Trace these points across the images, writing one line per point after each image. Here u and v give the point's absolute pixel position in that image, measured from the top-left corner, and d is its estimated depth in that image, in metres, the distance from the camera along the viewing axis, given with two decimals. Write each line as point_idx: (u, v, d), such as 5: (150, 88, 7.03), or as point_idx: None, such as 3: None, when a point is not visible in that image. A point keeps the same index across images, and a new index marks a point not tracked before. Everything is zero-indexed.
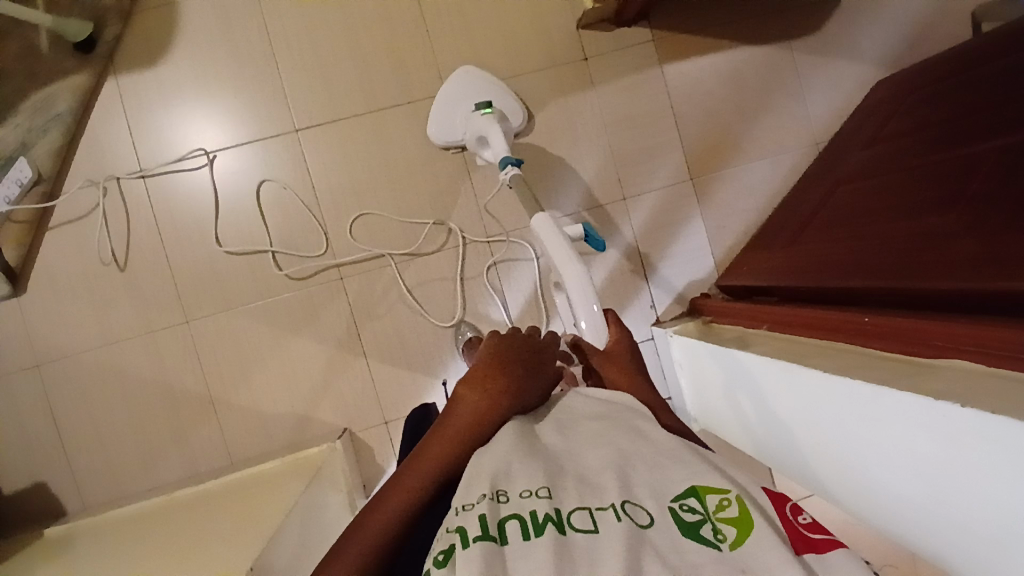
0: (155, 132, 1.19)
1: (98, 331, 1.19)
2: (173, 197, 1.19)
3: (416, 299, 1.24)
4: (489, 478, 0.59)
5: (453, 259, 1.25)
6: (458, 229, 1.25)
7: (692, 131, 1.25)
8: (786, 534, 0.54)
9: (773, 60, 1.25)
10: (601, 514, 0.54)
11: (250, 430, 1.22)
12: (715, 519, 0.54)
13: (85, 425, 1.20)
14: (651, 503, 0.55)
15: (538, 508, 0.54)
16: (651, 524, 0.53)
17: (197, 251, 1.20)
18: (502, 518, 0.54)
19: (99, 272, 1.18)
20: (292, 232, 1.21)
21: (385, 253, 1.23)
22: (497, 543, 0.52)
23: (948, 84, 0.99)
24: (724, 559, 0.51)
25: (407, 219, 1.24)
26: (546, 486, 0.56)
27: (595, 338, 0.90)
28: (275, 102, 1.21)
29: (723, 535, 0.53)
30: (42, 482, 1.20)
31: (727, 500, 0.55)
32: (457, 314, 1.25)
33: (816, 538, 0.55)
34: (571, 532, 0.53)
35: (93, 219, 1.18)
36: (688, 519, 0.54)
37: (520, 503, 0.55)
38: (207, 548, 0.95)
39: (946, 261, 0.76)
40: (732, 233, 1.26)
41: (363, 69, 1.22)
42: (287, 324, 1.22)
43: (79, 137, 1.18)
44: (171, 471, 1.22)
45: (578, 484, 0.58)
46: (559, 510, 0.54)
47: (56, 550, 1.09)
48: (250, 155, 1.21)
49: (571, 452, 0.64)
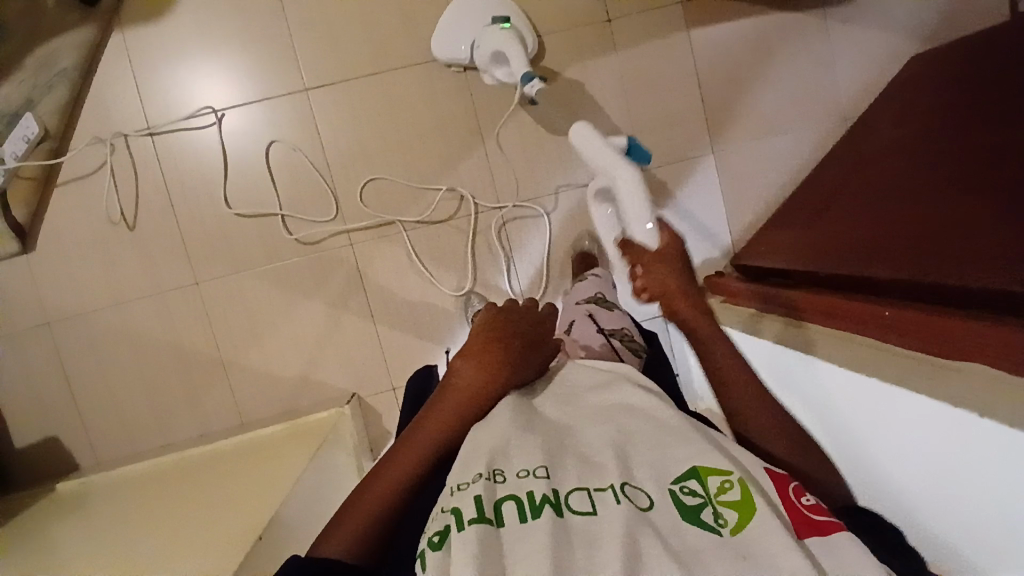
0: (163, 88, 1.16)
1: (107, 292, 1.18)
2: (181, 156, 1.17)
3: (426, 268, 1.23)
4: (487, 457, 0.59)
5: (464, 228, 1.23)
6: (471, 198, 1.22)
7: (716, 102, 1.21)
8: (789, 519, 0.55)
9: (804, 27, 1.19)
10: (601, 495, 0.54)
11: (259, 393, 1.23)
12: (715, 503, 0.54)
13: (96, 383, 1.21)
14: (652, 487, 0.55)
15: (537, 489, 0.54)
16: (651, 507, 0.54)
17: (206, 213, 1.18)
18: (500, 499, 0.54)
19: (107, 232, 1.17)
20: (302, 196, 1.20)
21: (396, 220, 1.21)
22: (493, 526, 0.52)
23: (985, 62, 0.94)
24: (725, 543, 0.51)
25: (418, 186, 1.21)
26: (545, 466, 0.57)
27: (645, 241, 0.86)
28: (286, 59, 1.17)
29: (724, 519, 0.53)
30: (54, 439, 1.22)
31: (729, 482, 0.55)
32: (466, 283, 1.24)
33: (818, 520, 0.56)
34: (570, 514, 0.53)
35: (100, 177, 1.16)
36: (687, 503, 0.54)
37: (519, 484, 0.56)
38: (221, 514, 0.96)
39: (972, 254, 0.73)
40: (750, 210, 1.24)
41: (376, 28, 1.18)
42: (296, 289, 1.21)
43: (85, 92, 1.15)
44: (182, 430, 1.23)
45: (578, 463, 0.58)
46: (558, 492, 0.54)
47: (72, 507, 1.11)
48: (260, 114, 1.18)
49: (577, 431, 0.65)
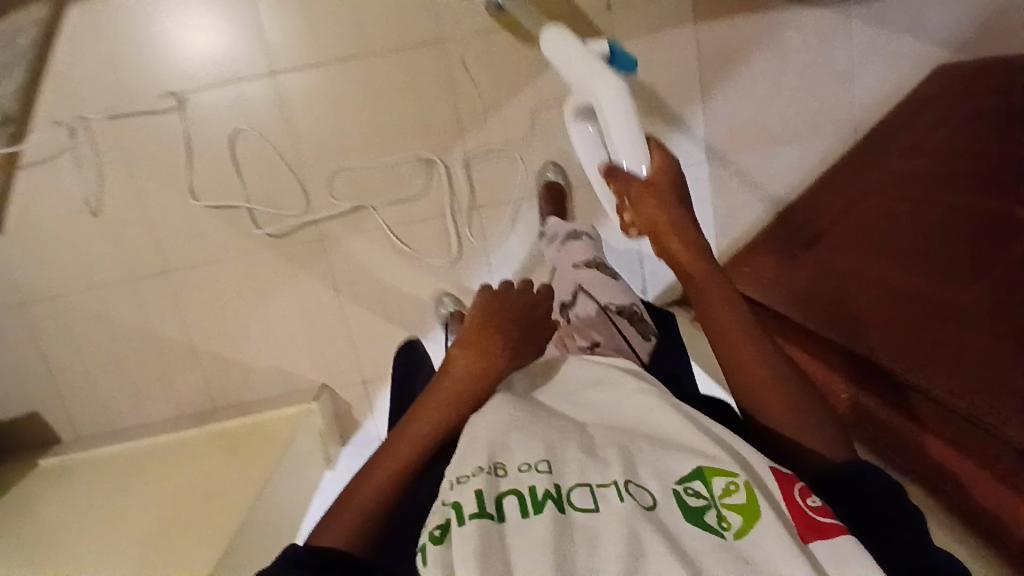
0: (121, 67, 1.08)
1: (77, 277, 1.17)
2: (144, 141, 1.11)
3: (405, 244, 1.18)
4: (488, 450, 0.56)
5: (441, 199, 1.17)
6: (445, 160, 1.15)
7: (719, 108, 1.11)
8: (792, 522, 0.50)
9: (826, 27, 1.07)
10: (603, 491, 0.51)
11: (233, 380, 1.24)
12: (719, 505, 0.51)
13: (74, 362, 1.22)
14: (655, 485, 0.52)
15: (539, 484, 0.51)
16: (654, 506, 0.50)
17: (173, 203, 1.13)
18: (502, 493, 0.51)
19: (73, 217, 1.14)
20: (271, 188, 1.14)
21: (367, 203, 1.16)
22: (494, 521, 0.49)
23: (1001, 112, 0.85)
24: (727, 548, 0.48)
25: (387, 166, 1.15)
26: (546, 460, 0.53)
27: (635, 166, 0.75)
28: (253, 38, 1.08)
29: (727, 522, 0.50)
30: (36, 413, 1.25)
31: (735, 484, 0.51)
32: (450, 257, 1.19)
33: (824, 522, 0.51)
34: (571, 511, 0.50)
35: (62, 161, 1.11)
36: (690, 504, 0.51)
37: (520, 478, 0.52)
38: (198, 524, 1.01)
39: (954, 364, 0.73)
40: (741, 225, 1.16)
41: (350, 7, 1.08)
42: (266, 282, 1.19)
43: (41, 69, 1.08)
44: (158, 410, 1.25)
45: (582, 455, 0.55)
46: (560, 487, 0.51)
47: (52, 486, 1.15)
48: (225, 99, 1.10)
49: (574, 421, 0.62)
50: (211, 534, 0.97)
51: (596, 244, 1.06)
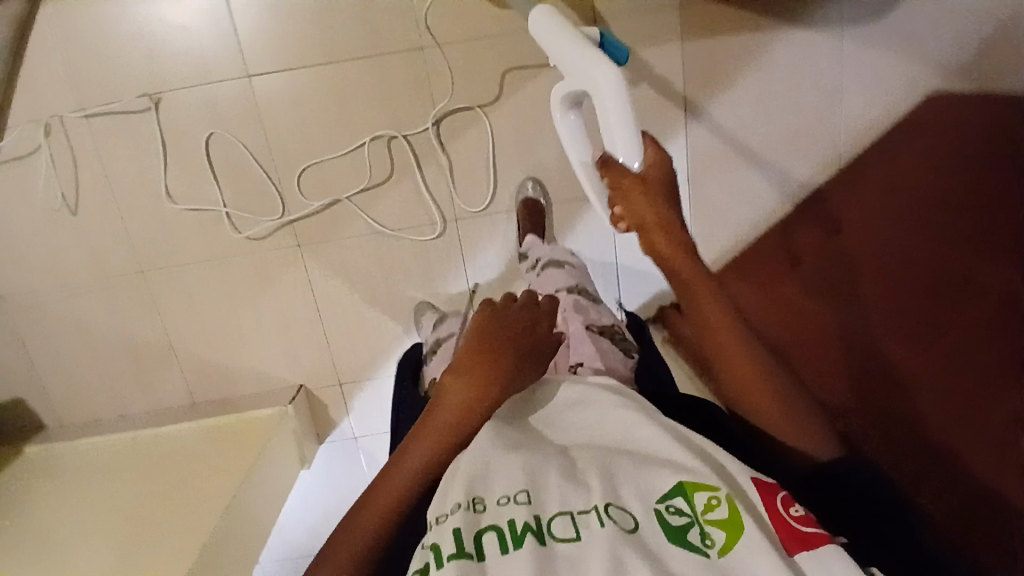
0: (94, 68, 1.06)
1: (58, 273, 1.18)
2: (119, 143, 1.10)
3: (383, 225, 1.16)
4: (465, 483, 0.54)
5: (412, 180, 1.14)
6: (404, 136, 1.11)
7: (701, 126, 1.08)
8: (774, 534, 0.50)
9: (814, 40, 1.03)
10: (584, 519, 0.50)
11: (212, 377, 1.26)
12: (703, 522, 0.50)
13: (55, 356, 1.24)
14: (637, 505, 0.51)
15: (516, 517, 0.51)
16: (638, 528, 0.49)
17: (149, 204, 1.13)
18: (481, 529, 0.50)
19: (52, 216, 1.14)
20: (246, 192, 1.13)
21: (340, 196, 1.14)
22: (474, 561, 0.48)
23: None
24: (713, 566, 0.47)
25: (352, 151, 1.12)
26: (525, 491, 0.53)
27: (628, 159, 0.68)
28: (225, 41, 1.05)
29: (712, 539, 0.49)
30: (20, 403, 1.28)
31: (716, 499, 0.51)
32: (439, 228, 1.17)
33: (806, 533, 0.51)
34: (551, 542, 0.49)
35: (39, 160, 1.11)
36: (673, 523, 0.50)
37: (498, 512, 0.52)
38: (179, 520, 1.03)
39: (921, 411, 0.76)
40: (719, 244, 1.13)
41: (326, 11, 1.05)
42: (243, 284, 1.19)
43: (17, 69, 1.07)
44: (140, 403, 1.28)
45: (561, 479, 0.54)
46: (539, 519, 0.51)
47: (35, 476, 1.19)
48: (198, 102, 1.08)
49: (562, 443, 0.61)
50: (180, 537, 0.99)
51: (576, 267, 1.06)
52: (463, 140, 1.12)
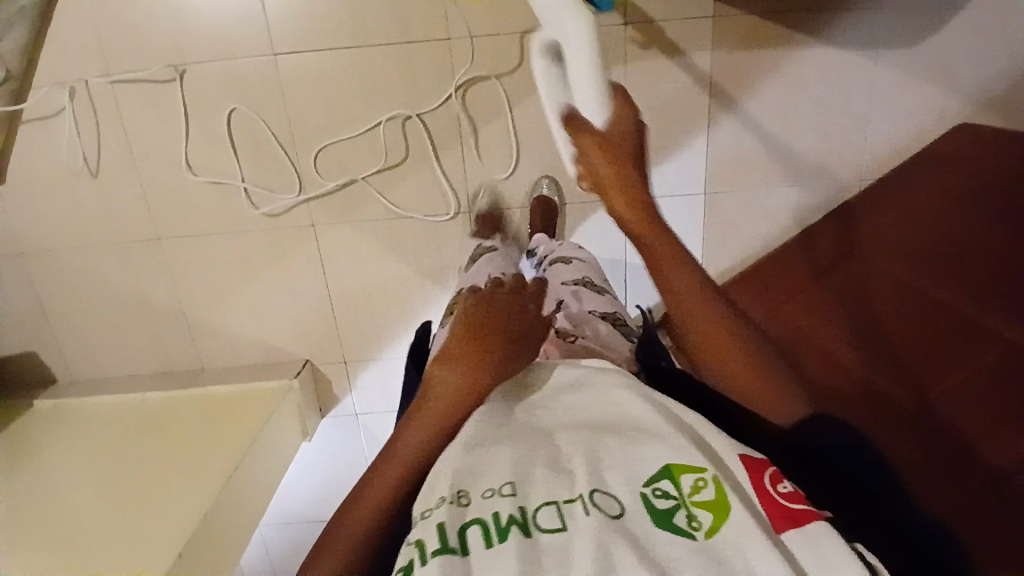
0: (122, 35, 1.06)
1: (76, 234, 1.20)
2: (142, 111, 1.10)
3: (398, 204, 1.15)
4: (452, 476, 0.51)
5: (428, 161, 1.13)
6: (420, 115, 1.10)
7: (723, 138, 1.07)
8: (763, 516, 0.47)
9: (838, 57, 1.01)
10: (569, 510, 0.48)
11: (221, 345, 1.28)
12: (689, 505, 0.47)
13: (69, 313, 1.26)
14: (623, 490, 0.49)
15: (501, 509, 0.48)
16: (623, 515, 0.47)
17: (168, 173, 1.14)
18: (465, 522, 0.47)
19: (73, 177, 1.15)
20: (264, 168, 1.12)
21: (357, 176, 1.13)
22: (458, 557, 0.45)
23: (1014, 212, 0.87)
24: (699, 550, 0.45)
25: (368, 132, 1.11)
26: (510, 482, 0.50)
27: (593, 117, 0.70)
28: (253, 16, 1.04)
29: (698, 522, 0.47)
30: (33, 356, 1.30)
31: (704, 481, 0.48)
32: (453, 210, 1.16)
33: (795, 511, 0.48)
34: (537, 534, 0.46)
35: (62, 121, 1.12)
36: (659, 506, 0.48)
37: (481, 505, 0.48)
38: (181, 485, 1.06)
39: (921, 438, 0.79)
40: (729, 256, 1.14)
41: None
42: (256, 258, 1.20)
43: (46, 28, 1.07)
44: (150, 363, 1.31)
45: (546, 467, 0.51)
46: (524, 510, 0.48)
47: (45, 428, 1.22)
48: (221, 75, 1.07)
49: (551, 417, 0.58)
50: (181, 505, 1.01)
51: (584, 260, 1.02)
52: (494, 131, 1.11)
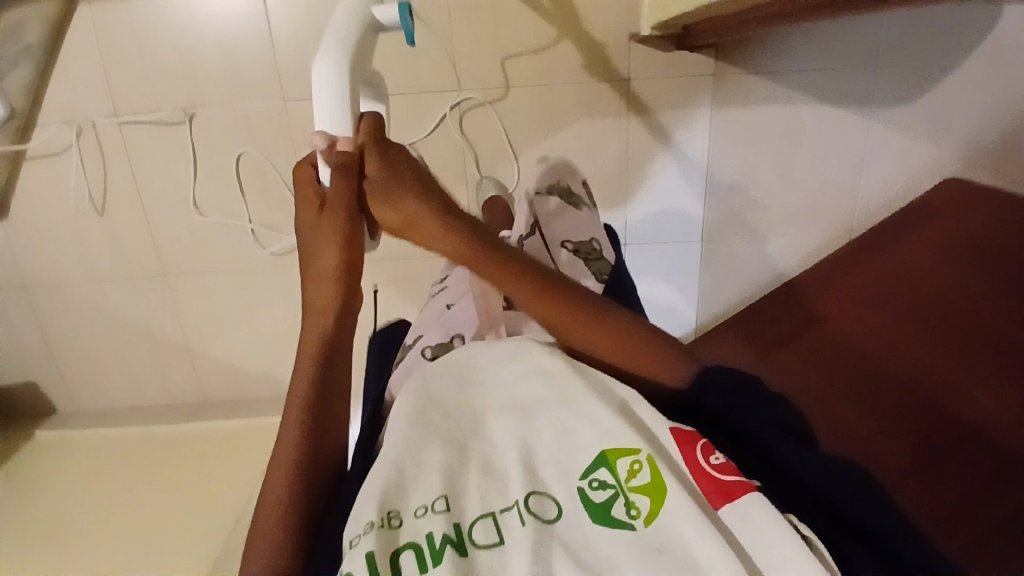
0: (131, 77, 1.07)
1: (80, 268, 1.20)
2: (150, 150, 1.12)
3: None
4: (376, 492, 0.45)
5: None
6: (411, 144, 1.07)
7: (717, 180, 1.11)
8: (695, 491, 0.46)
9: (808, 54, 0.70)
10: (506, 519, 0.45)
11: (223, 377, 1.29)
12: (627, 491, 0.45)
13: (71, 344, 1.27)
14: (557, 487, 0.46)
15: (435, 530, 0.43)
16: (560, 517, 0.45)
17: (174, 211, 1.15)
18: (398, 548, 0.43)
19: (78, 213, 1.16)
20: (271, 208, 1.14)
21: None
22: None
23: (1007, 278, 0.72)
24: (637, 541, 0.43)
25: None
26: (443, 497, 0.45)
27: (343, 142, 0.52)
28: (264, 63, 1.06)
29: (636, 509, 0.44)
30: (34, 386, 1.31)
31: (640, 463, 0.46)
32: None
33: (728, 481, 0.46)
34: (473, 553, 0.43)
35: (68, 158, 1.12)
36: (596, 499, 0.45)
37: (414, 527, 0.44)
38: (191, 523, 1.07)
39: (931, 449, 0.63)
40: (727, 285, 1.18)
41: None
42: (261, 296, 1.21)
43: (51, 65, 1.07)
44: (151, 392, 1.32)
45: (478, 472, 0.47)
46: (459, 528, 0.44)
47: (48, 462, 1.22)
48: (232, 118, 1.09)
49: (480, 395, 0.53)
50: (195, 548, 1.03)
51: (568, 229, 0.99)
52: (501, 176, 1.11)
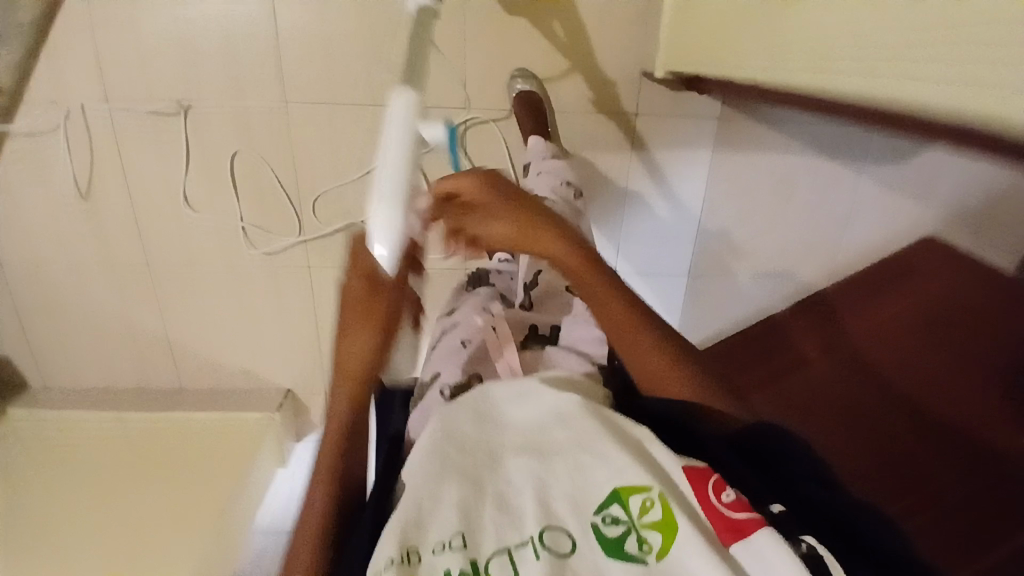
0: (125, 66, 1.03)
1: (61, 251, 1.18)
2: (141, 141, 1.09)
3: None
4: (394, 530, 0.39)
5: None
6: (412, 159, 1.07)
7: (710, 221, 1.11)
8: (709, 529, 0.38)
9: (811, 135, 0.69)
10: (520, 556, 0.38)
11: (203, 367, 1.30)
12: (639, 528, 0.38)
13: (48, 324, 1.25)
14: (576, 523, 0.39)
15: (451, 569, 0.38)
16: (575, 553, 0.38)
17: (165, 202, 1.13)
18: None
19: (62, 197, 1.13)
20: (264, 208, 1.13)
21: (355, 221, 1.14)
22: None
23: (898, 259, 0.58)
24: None
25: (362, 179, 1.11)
26: (460, 534, 0.39)
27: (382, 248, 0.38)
28: (268, 64, 1.02)
29: (648, 548, 0.38)
30: (7, 363, 1.28)
31: (652, 500, 0.39)
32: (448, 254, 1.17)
33: (743, 516, 0.39)
34: None
35: (54, 140, 1.08)
36: (608, 536, 0.38)
37: (431, 565, 0.38)
38: (170, 525, 1.10)
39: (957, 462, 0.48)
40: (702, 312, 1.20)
41: (373, 52, 1.01)
42: (249, 292, 1.21)
43: (39, 45, 1.02)
44: (129, 376, 1.31)
45: (494, 506, 0.40)
46: (477, 565, 0.38)
47: (21, 445, 1.21)
48: (229, 116, 1.06)
49: (499, 433, 0.45)
50: (174, 555, 1.05)
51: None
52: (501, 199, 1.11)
